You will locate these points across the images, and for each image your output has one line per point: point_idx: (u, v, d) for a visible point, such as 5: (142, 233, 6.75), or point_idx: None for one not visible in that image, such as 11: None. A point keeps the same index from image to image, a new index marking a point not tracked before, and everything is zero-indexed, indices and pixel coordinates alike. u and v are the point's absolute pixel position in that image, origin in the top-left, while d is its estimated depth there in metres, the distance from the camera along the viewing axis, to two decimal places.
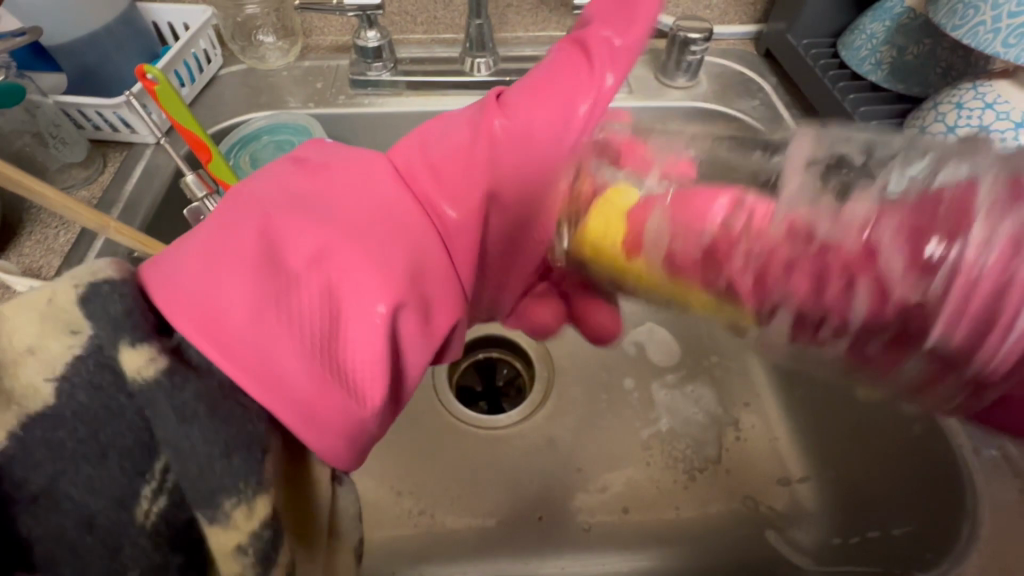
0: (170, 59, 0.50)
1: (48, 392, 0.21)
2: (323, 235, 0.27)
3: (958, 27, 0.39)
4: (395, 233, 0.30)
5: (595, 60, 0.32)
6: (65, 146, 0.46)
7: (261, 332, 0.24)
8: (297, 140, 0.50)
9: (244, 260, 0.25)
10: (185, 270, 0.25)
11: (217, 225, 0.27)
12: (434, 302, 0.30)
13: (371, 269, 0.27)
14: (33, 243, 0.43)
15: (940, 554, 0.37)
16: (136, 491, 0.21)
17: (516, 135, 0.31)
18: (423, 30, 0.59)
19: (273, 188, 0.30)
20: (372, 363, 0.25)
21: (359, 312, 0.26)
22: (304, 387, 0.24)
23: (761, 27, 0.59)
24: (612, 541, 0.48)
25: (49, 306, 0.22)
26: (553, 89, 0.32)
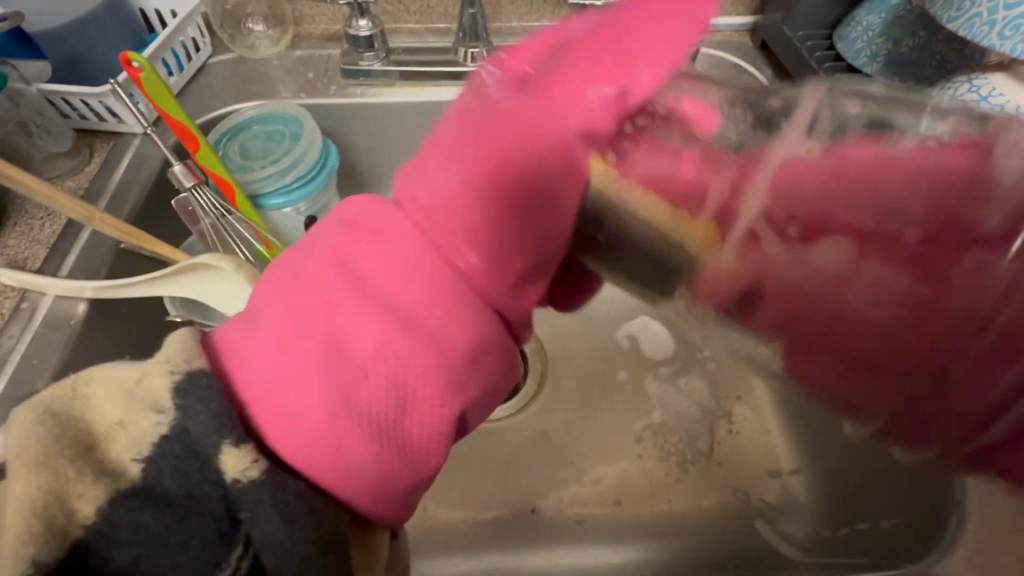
0: (157, 48, 0.49)
1: (131, 467, 0.21)
2: (380, 329, 0.22)
3: (955, 19, 0.39)
4: (450, 324, 0.23)
5: (600, 93, 0.21)
6: (50, 136, 0.45)
7: (338, 434, 0.22)
8: (288, 131, 0.49)
9: (307, 360, 0.22)
10: (261, 367, 0.22)
11: (279, 311, 0.23)
12: (499, 378, 0.24)
13: (432, 361, 0.22)
14: (19, 234, 0.42)
15: (928, 546, 0.38)
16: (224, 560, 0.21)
17: (542, 176, 0.22)
18: (416, 19, 0.58)
19: (323, 259, 0.23)
20: (437, 442, 0.23)
21: (421, 405, 0.23)
22: (375, 476, 0.22)
23: (756, 19, 0.59)
24: (605, 533, 0.48)
25: (134, 386, 0.22)
26: (561, 94, 0.22)
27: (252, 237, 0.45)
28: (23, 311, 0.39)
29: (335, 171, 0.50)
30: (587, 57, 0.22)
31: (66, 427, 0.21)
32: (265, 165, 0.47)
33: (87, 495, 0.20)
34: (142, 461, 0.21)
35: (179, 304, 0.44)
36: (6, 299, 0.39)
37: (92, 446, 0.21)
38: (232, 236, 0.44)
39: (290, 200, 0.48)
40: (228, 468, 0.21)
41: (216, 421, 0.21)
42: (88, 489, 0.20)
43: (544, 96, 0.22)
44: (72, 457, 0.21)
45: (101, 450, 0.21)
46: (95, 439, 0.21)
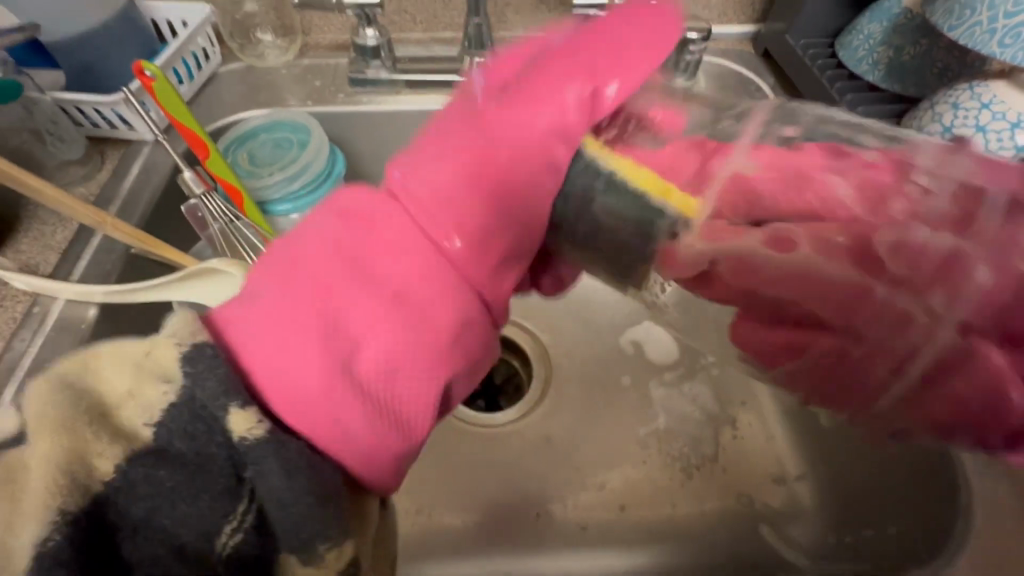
0: (168, 57, 0.50)
1: (145, 431, 0.21)
2: (375, 298, 0.24)
3: (955, 28, 0.39)
4: (440, 293, 0.24)
5: (583, 79, 0.26)
6: (63, 144, 0.46)
7: (336, 401, 0.22)
8: (296, 138, 0.50)
9: (306, 330, 0.23)
10: (261, 337, 0.23)
11: (278, 288, 0.24)
12: (481, 351, 0.26)
13: (423, 331, 0.24)
14: (31, 239, 0.43)
15: (936, 552, 0.37)
16: (221, 526, 0.21)
17: (526, 159, 0.25)
18: (422, 29, 0.59)
19: (318, 241, 0.24)
20: (428, 408, 0.24)
21: (414, 373, 0.24)
22: (370, 443, 0.23)
23: (759, 27, 0.60)
24: (610, 539, 0.48)
25: (143, 358, 0.22)
26: (542, 96, 0.26)
27: (259, 242, 0.46)
28: (35, 315, 0.39)
29: (341, 178, 0.51)
30: (568, 63, 0.26)
31: (77, 395, 0.21)
32: (273, 172, 0.48)
33: (105, 454, 0.21)
34: (155, 425, 0.21)
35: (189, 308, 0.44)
36: (18, 303, 0.40)
37: (105, 412, 0.21)
38: (241, 241, 0.45)
39: (297, 207, 0.49)
40: (235, 426, 0.21)
41: (222, 387, 0.21)
42: (104, 454, 0.21)
43: (529, 91, 0.26)
44: (87, 423, 0.21)
45: (117, 414, 0.21)
46: (108, 406, 0.21)
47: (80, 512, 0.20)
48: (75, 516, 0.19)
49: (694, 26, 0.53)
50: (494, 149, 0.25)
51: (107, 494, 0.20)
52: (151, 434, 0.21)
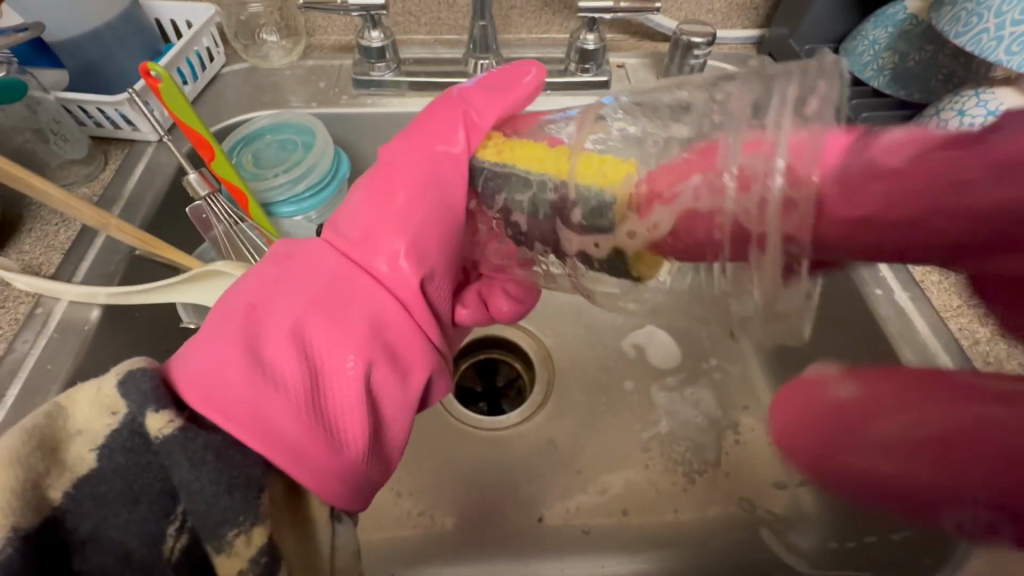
0: (173, 57, 0.50)
1: (89, 458, 0.23)
2: (297, 307, 0.28)
3: (962, 35, 0.39)
4: (355, 297, 0.29)
5: (451, 124, 0.32)
6: (66, 143, 0.46)
7: (256, 394, 0.25)
8: (301, 140, 0.50)
9: (232, 340, 0.26)
10: (195, 353, 0.26)
11: (215, 317, 0.28)
12: (407, 352, 0.29)
13: (344, 326, 0.28)
14: (34, 239, 0.43)
15: (939, 560, 0.38)
16: (163, 531, 0.24)
17: (423, 184, 0.31)
18: (426, 31, 0.59)
19: (250, 279, 0.30)
20: (354, 401, 0.26)
21: (338, 367, 0.27)
22: (297, 439, 0.24)
23: (763, 32, 0.60)
24: (612, 543, 0.48)
25: (94, 391, 0.24)
26: (420, 145, 0.32)
27: (263, 243, 0.45)
28: (38, 316, 0.39)
29: (346, 180, 0.51)
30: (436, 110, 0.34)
31: (34, 431, 0.23)
32: (278, 173, 0.48)
33: (57, 483, 0.23)
34: (99, 449, 0.23)
35: (191, 312, 0.44)
36: (20, 305, 0.40)
37: (57, 446, 0.23)
38: (244, 244, 0.45)
39: (302, 209, 0.49)
40: (151, 425, 0.23)
41: (144, 397, 0.24)
42: (55, 480, 0.23)
43: (419, 139, 0.33)
44: (39, 456, 0.23)
45: (66, 448, 0.23)
46: (59, 439, 0.23)
47: (31, 530, 0.22)
48: (27, 533, 0.22)
49: (699, 30, 0.53)
50: (387, 185, 0.32)
51: (57, 514, 0.23)
52: (96, 459, 0.23)
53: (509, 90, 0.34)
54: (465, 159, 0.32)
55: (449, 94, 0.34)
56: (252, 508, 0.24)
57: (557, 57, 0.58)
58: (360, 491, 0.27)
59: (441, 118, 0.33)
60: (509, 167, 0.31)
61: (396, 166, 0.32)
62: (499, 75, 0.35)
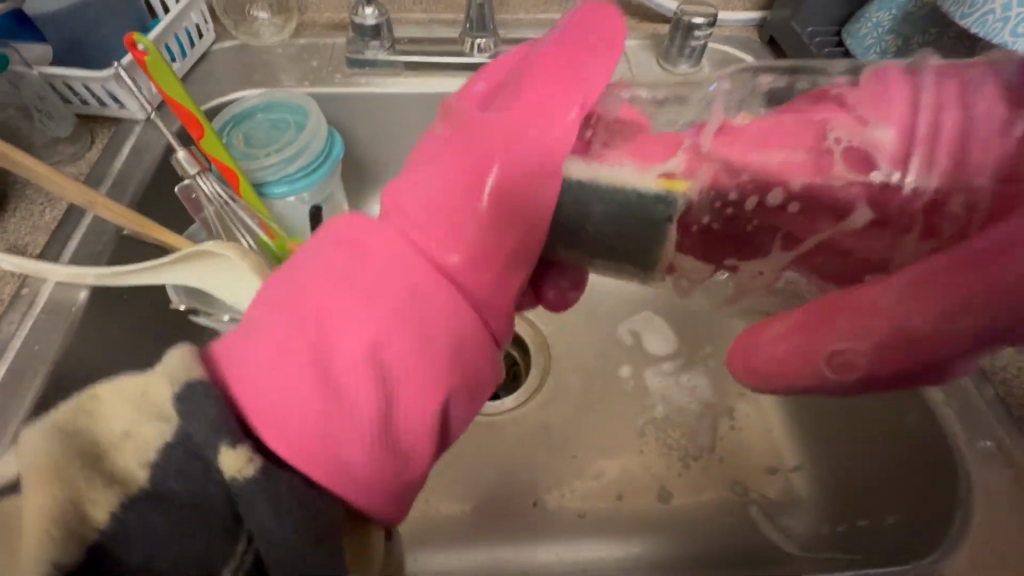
0: (160, 33, 0.49)
1: (141, 474, 0.22)
2: (373, 326, 0.24)
3: (967, 15, 0.39)
4: (438, 314, 0.25)
5: (556, 98, 0.27)
6: (51, 120, 0.45)
7: (328, 432, 0.23)
8: (293, 118, 0.49)
9: (299, 366, 0.24)
10: (256, 366, 0.24)
11: (274, 323, 0.25)
12: (483, 374, 0.27)
13: (422, 352, 0.25)
14: (19, 219, 0.42)
15: (931, 543, 0.37)
16: (223, 563, 0.23)
17: (520, 169, 0.26)
18: (421, 10, 0.57)
19: (314, 272, 0.26)
20: (427, 436, 0.25)
21: (415, 400, 0.25)
22: (369, 476, 0.24)
23: (765, 14, 0.59)
24: (604, 527, 0.48)
25: (139, 395, 0.23)
26: (529, 121, 0.27)
27: (255, 224, 0.45)
28: (24, 297, 0.38)
29: (340, 161, 0.50)
30: (535, 77, 0.28)
31: (77, 438, 0.22)
32: (269, 152, 0.47)
33: (99, 501, 0.21)
34: (151, 466, 0.22)
35: (182, 292, 0.44)
36: (7, 285, 0.39)
37: (102, 458, 0.22)
38: (235, 224, 0.44)
39: (294, 190, 0.48)
40: (228, 467, 0.22)
41: (213, 425, 0.22)
42: (96, 501, 0.21)
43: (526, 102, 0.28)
44: (83, 467, 0.21)
45: (110, 457, 0.22)
46: (103, 448, 0.22)
47: (74, 564, 0.21)
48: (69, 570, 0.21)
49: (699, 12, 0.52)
50: (488, 173, 0.27)
51: (100, 542, 0.21)
52: (146, 476, 0.22)
53: (602, 42, 0.29)
54: (574, 132, 0.27)
55: (546, 56, 0.29)
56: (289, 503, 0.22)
57: None
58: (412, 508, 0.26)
59: (539, 103, 0.27)
60: (599, 175, 0.26)
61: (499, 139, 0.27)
62: (598, 19, 0.31)
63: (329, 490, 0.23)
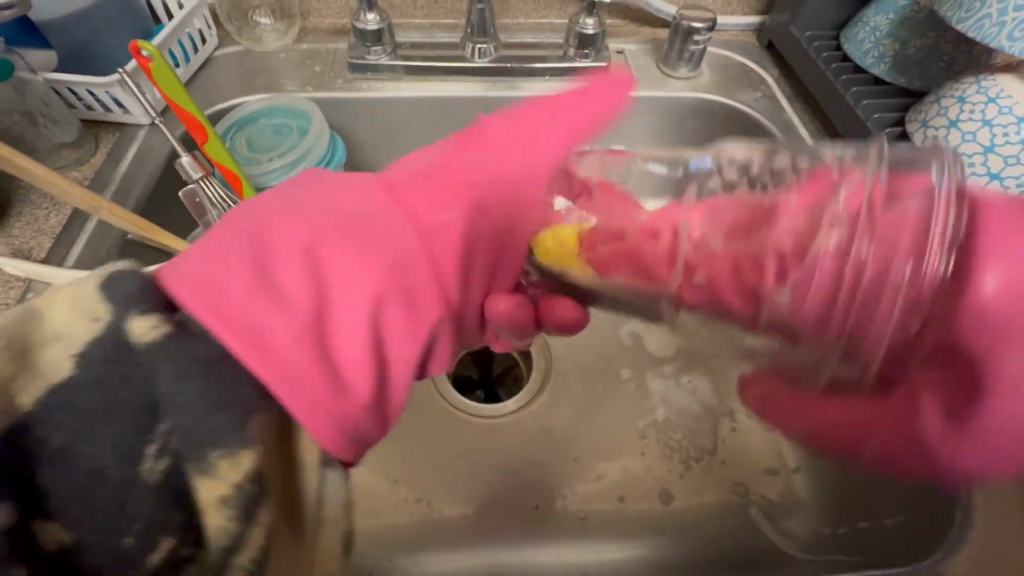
0: (164, 39, 0.49)
1: (65, 365, 0.22)
2: (315, 231, 0.27)
3: (964, 20, 0.39)
4: (381, 231, 0.28)
5: (546, 118, 0.34)
6: (55, 125, 0.45)
7: (256, 311, 0.24)
8: (295, 124, 0.49)
9: (241, 257, 0.25)
10: (199, 261, 0.25)
11: (229, 231, 0.27)
12: (425, 300, 0.28)
13: (361, 258, 0.27)
14: (24, 224, 0.42)
15: (934, 546, 0.38)
16: (142, 462, 0.22)
17: (502, 157, 0.33)
18: (423, 14, 0.58)
19: (278, 202, 0.29)
20: (360, 339, 0.25)
21: (348, 298, 0.26)
22: (295, 363, 0.24)
23: (763, 18, 0.59)
24: (606, 529, 0.48)
25: (71, 294, 0.23)
26: (518, 132, 0.34)
27: None
28: (29, 301, 0.39)
29: (342, 165, 0.50)
30: (533, 106, 0.35)
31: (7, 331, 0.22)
32: (272, 157, 0.48)
33: (26, 391, 0.21)
34: (74, 358, 0.22)
35: None
36: (12, 289, 0.39)
37: (34, 351, 0.22)
38: None
39: None
40: (136, 332, 0.22)
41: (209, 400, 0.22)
42: (22, 390, 0.21)
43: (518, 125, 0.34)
44: (11, 360, 0.22)
45: (40, 355, 0.22)
46: (33, 345, 0.22)
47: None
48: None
49: (698, 16, 0.53)
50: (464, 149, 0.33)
51: (21, 430, 0.21)
52: (72, 366, 0.22)
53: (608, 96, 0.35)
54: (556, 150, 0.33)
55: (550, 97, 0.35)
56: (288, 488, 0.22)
57: (557, 42, 0.57)
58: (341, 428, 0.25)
59: (533, 119, 0.34)
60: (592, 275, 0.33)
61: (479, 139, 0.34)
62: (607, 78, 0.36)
63: (254, 373, 0.23)
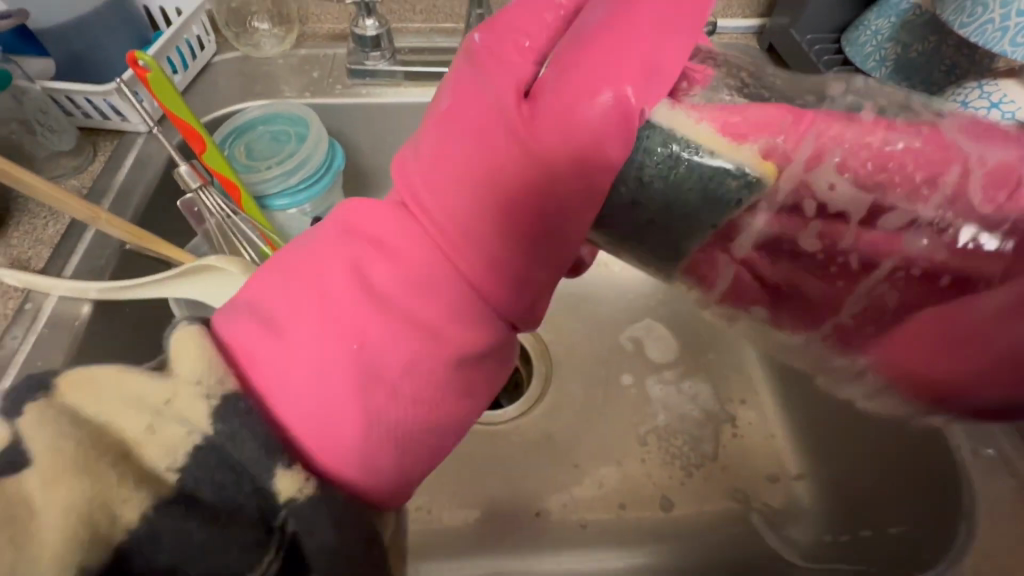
0: (163, 45, 0.49)
1: (170, 477, 0.23)
2: (372, 315, 0.25)
3: (967, 25, 0.39)
4: (437, 311, 0.26)
5: (618, 72, 0.24)
6: (53, 133, 0.45)
7: (325, 413, 0.24)
8: (294, 130, 0.49)
9: (304, 352, 0.25)
10: (256, 352, 0.25)
11: (285, 303, 0.26)
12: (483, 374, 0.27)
13: (418, 351, 0.25)
14: (23, 233, 0.42)
15: (937, 554, 0.38)
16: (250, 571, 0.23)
17: (561, 161, 0.24)
18: (422, 19, 0.58)
19: (327, 258, 0.26)
20: (421, 427, 0.26)
21: (408, 394, 0.25)
22: (363, 458, 0.25)
23: (764, 21, 0.59)
24: (607, 537, 0.48)
25: (165, 402, 0.23)
26: (579, 97, 0.24)
27: (257, 237, 0.44)
28: (27, 311, 0.38)
29: (341, 171, 0.50)
30: (598, 51, 0.25)
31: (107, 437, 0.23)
32: (271, 164, 0.47)
33: (129, 501, 0.22)
34: (178, 470, 0.23)
35: (184, 305, 0.43)
36: (9, 299, 0.39)
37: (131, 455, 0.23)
38: (238, 237, 0.44)
39: (295, 202, 0.48)
40: (286, 491, 0.23)
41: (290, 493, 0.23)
42: (127, 501, 0.22)
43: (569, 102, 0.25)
44: (112, 464, 0.22)
45: (138, 458, 0.23)
46: (130, 447, 0.23)
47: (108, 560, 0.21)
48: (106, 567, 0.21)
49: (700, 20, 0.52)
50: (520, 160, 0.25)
51: (129, 544, 0.22)
52: (173, 478, 0.23)
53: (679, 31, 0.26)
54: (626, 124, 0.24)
55: (621, 32, 0.25)
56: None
57: None
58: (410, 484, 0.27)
59: (596, 79, 0.24)
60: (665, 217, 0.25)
61: (532, 129, 0.25)
62: None
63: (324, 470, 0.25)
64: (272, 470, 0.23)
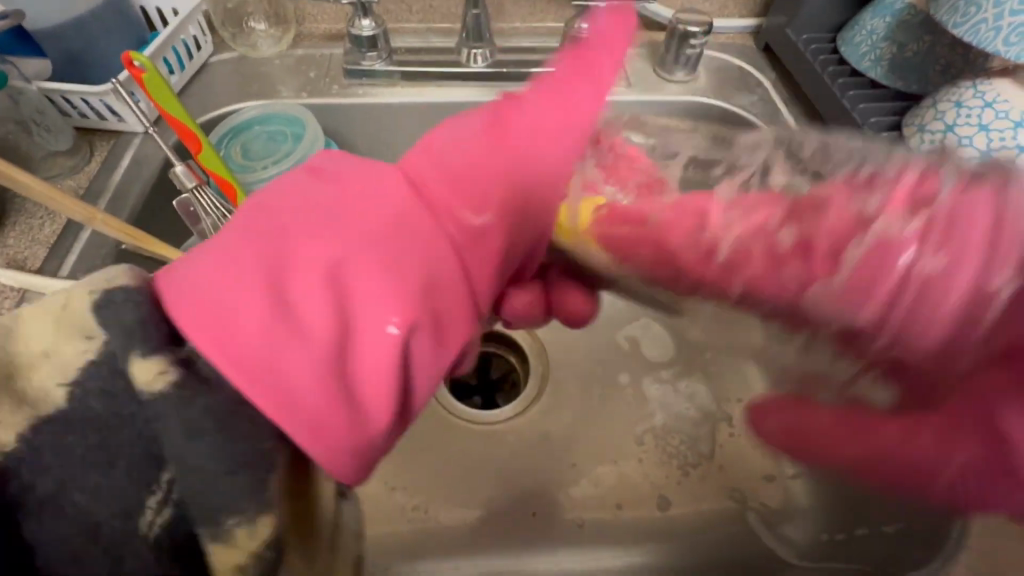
0: (159, 46, 0.49)
1: (57, 393, 0.21)
2: (335, 243, 0.23)
3: (960, 25, 0.39)
4: (412, 242, 0.24)
5: (587, 63, 0.28)
6: (50, 133, 0.45)
7: (274, 348, 0.21)
8: (290, 130, 0.49)
9: (255, 279, 0.22)
10: (204, 277, 0.22)
11: (239, 236, 0.23)
12: (455, 323, 0.25)
13: (388, 282, 0.23)
14: (19, 233, 0.42)
15: (930, 553, 0.38)
16: (143, 504, 0.22)
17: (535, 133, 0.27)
18: (418, 19, 0.57)
19: (289, 196, 0.25)
20: (387, 376, 0.22)
21: (377, 332, 0.22)
22: (315, 405, 0.21)
23: (761, 20, 0.59)
24: (603, 535, 0.48)
25: (60, 314, 0.22)
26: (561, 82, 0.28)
27: None
28: (23, 311, 0.39)
29: None
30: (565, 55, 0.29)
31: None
32: (267, 164, 0.47)
33: (9, 422, 0.21)
34: (69, 385, 0.21)
35: None
36: (6, 299, 0.39)
37: (17, 375, 0.21)
38: None
39: None
40: (140, 379, 0.21)
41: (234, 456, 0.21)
42: (3, 422, 0.21)
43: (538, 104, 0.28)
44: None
45: (24, 378, 0.21)
46: (21, 368, 0.21)
47: None
48: None
49: (696, 19, 0.52)
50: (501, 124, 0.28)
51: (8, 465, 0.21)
52: (64, 395, 0.21)
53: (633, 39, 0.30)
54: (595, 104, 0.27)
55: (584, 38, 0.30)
56: (260, 495, 0.22)
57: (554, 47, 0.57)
58: (371, 465, 0.23)
59: (571, 69, 0.28)
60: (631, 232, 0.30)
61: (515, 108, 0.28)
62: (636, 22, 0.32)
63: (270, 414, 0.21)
64: (137, 363, 0.21)
